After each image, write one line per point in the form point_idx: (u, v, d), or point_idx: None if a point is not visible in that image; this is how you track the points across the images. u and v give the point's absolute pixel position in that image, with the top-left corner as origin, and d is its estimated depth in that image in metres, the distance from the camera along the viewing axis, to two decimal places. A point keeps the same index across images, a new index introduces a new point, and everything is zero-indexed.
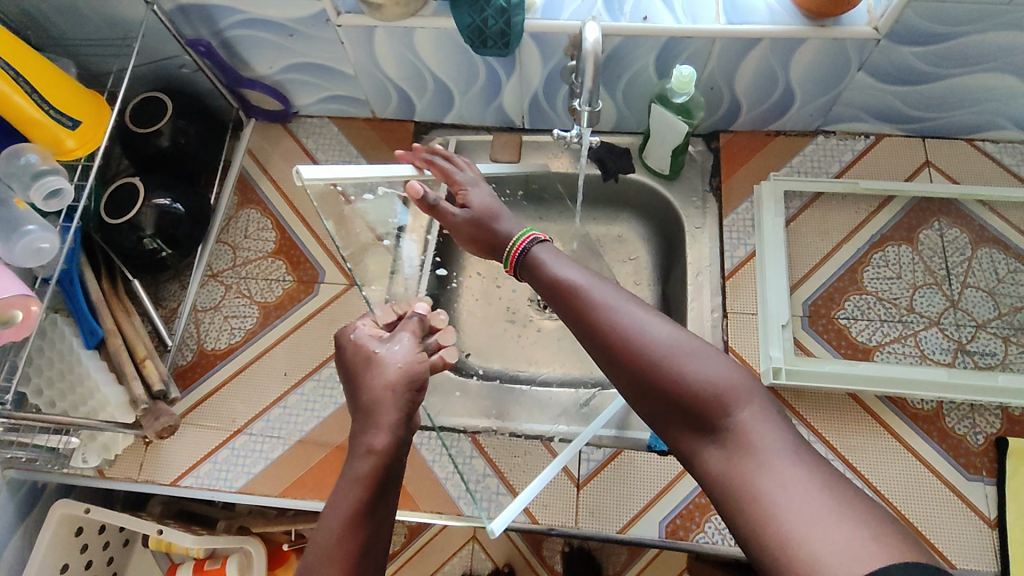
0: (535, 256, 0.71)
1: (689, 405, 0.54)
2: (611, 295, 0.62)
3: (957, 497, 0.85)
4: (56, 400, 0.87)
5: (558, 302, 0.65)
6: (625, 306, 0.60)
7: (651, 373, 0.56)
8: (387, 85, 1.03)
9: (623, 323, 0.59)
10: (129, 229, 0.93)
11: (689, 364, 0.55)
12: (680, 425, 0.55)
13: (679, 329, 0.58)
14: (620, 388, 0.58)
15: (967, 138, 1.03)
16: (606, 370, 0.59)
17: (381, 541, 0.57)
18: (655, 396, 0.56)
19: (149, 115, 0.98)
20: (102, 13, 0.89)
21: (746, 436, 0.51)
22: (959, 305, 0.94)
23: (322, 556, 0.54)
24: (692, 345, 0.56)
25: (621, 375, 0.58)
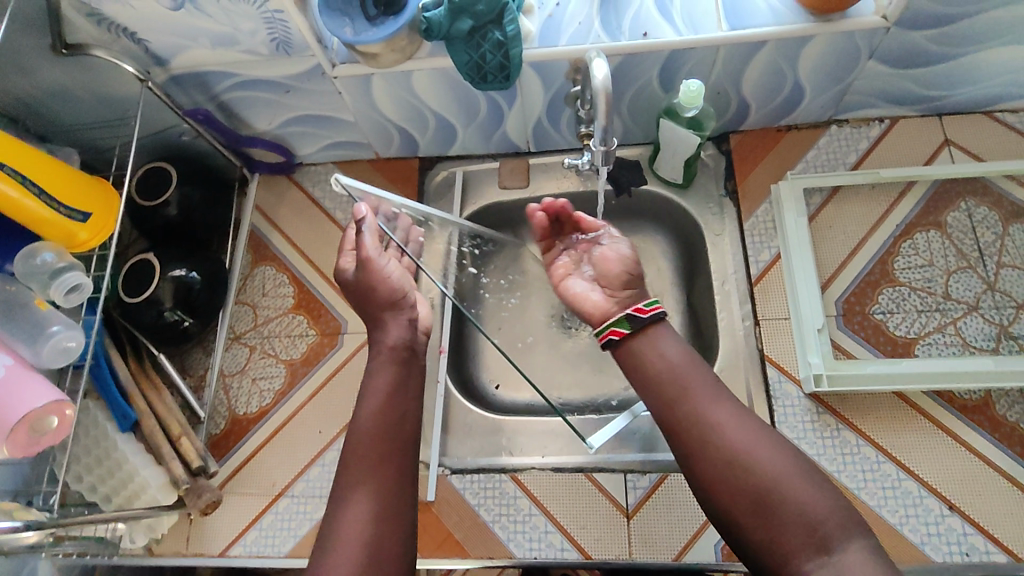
0: (648, 345, 0.74)
1: (806, 528, 0.59)
2: (732, 411, 0.67)
3: (1017, 487, 0.83)
4: (97, 486, 0.87)
5: (677, 405, 0.69)
6: (746, 425, 0.66)
7: (778, 491, 0.61)
8: (388, 126, 1.02)
9: (742, 439, 0.64)
10: (149, 305, 0.92)
11: (808, 490, 0.61)
12: (790, 544, 0.59)
13: (793, 453, 0.64)
14: (731, 502, 0.62)
15: (985, 111, 1.00)
16: (722, 483, 0.63)
17: (413, 424, 0.77)
18: (773, 515, 0.60)
19: (156, 186, 0.97)
20: (99, 93, 0.89)
21: (854, 565, 0.56)
22: (996, 287, 0.92)
23: (368, 434, 0.73)
24: (809, 472, 0.63)
25: (742, 491, 0.62)
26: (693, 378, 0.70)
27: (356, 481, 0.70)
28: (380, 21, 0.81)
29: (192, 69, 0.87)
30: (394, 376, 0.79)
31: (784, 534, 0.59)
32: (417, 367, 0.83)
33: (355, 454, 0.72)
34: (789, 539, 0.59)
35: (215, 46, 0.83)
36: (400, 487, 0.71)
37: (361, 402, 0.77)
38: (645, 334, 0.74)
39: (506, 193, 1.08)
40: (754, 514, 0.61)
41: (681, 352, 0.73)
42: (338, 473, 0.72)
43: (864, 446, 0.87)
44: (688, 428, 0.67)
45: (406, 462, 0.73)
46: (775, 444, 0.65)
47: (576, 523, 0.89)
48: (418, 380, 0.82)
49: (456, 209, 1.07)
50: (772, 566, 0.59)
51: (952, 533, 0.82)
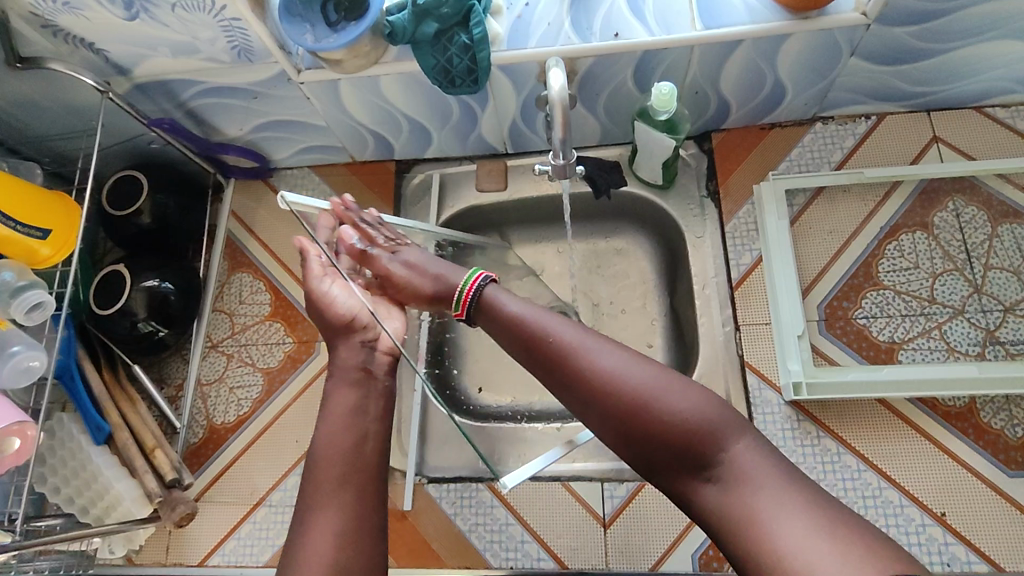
0: (499, 305, 0.69)
1: (681, 441, 0.56)
2: (584, 341, 0.62)
3: (1001, 496, 0.81)
4: (74, 497, 0.86)
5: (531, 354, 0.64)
6: (599, 354, 0.60)
7: (647, 416, 0.57)
8: (361, 130, 1.00)
9: (598, 372, 0.59)
10: (122, 316, 0.91)
11: (677, 402, 0.57)
12: (672, 460, 0.57)
13: (651, 366, 0.60)
14: (609, 436, 0.60)
15: (975, 106, 0.97)
16: (591, 419, 0.61)
17: (377, 444, 0.71)
18: (647, 442, 0.58)
19: (126, 195, 0.96)
20: (63, 103, 0.87)
21: (741, 469, 0.55)
22: (983, 290, 0.89)
23: (334, 457, 0.68)
24: (677, 381, 0.59)
25: (613, 426, 0.59)
26: (539, 318, 0.66)
27: (316, 505, 0.65)
28: (342, 26, 0.79)
29: (156, 77, 0.85)
30: (353, 399, 0.72)
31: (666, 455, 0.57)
32: (380, 389, 0.75)
33: (320, 477, 0.67)
34: (667, 456, 0.57)
35: (176, 54, 0.81)
36: (365, 508, 0.66)
37: (318, 425, 0.71)
38: (485, 310, 0.69)
39: (484, 196, 1.06)
40: (630, 443, 0.59)
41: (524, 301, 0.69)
42: (300, 498, 0.67)
43: (846, 454, 0.85)
44: (546, 371, 0.63)
45: (371, 484, 0.67)
46: (633, 360, 0.60)
47: (553, 532, 0.88)
48: (381, 402, 0.74)
49: (433, 213, 1.05)
50: (667, 483, 0.59)
51: (934, 543, 0.81)
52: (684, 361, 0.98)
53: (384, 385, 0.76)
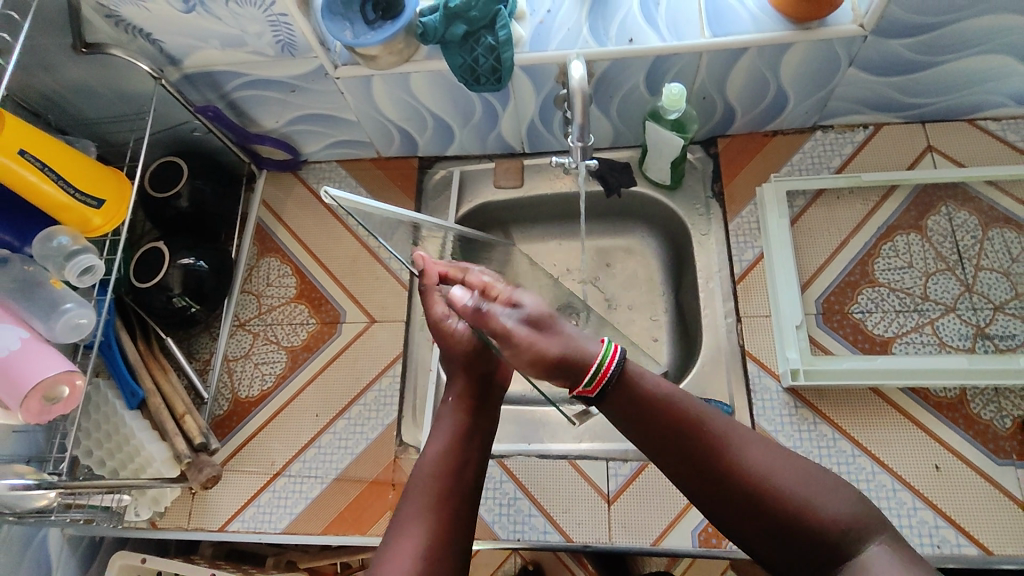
0: (636, 384, 0.62)
1: (837, 550, 0.56)
2: (738, 440, 0.61)
3: (990, 482, 0.85)
4: (106, 460, 0.91)
5: (680, 442, 0.62)
6: (756, 453, 0.60)
7: (799, 518, 0.57)
8: (388, 126, 1.06)
9: (757, 470, 0.59)
10: (158, 290, 0.97)
11: (835, 507, 0.57)
12: (825, 572, 0.56)
13: (809, 473, 0.59)
14: (754, 533, 0.59)
15: (967, 118, 1.03)
16: (742, 515, 0.59)
17: (478, 470, 0.71)
18: (798, 544, 0.57)
19: (168, 179, 1.03)
20: (117, 90, 0.95)
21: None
22: (974, 289, 0.94)
23: (437, 470, 0.68)
24: (830, 485, 0.59)
25: (763, 522, 0.58)
26: (684, 404, 0.62)
27: (412, 517, 0.65)
28: (379, 25, 0.86)
29: (204, 68, 0.92)
30: (465, 424, 0.73)
31: (810, 558, 0.57)
32: (485, 419, 0.75)
33: (419, 488, 0.67)
34: (824, 565, 0.56)
35: (225, 47, 0.88)
36: (455, 532, 0.65)
37: (428, 442, 0.72)
38: (625, 383, 0.62)
39: (501, 192, 1.12)
40: (780, 543, 0.58)
41: (659, 376, 0.64)
42: (399, 507, 0.67)
43: (840, 439, 0.89)
44: (697, 459, 0.61)
45: (466, 509, 0.67)
46: (789, 461, 0.60)
47: (558, 507, 0.92)
48: (489, 431, 0.75)
49: (453, 206, 1.11)
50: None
51: (925, 525, 0.84)
52: (688, 351, 1.02)
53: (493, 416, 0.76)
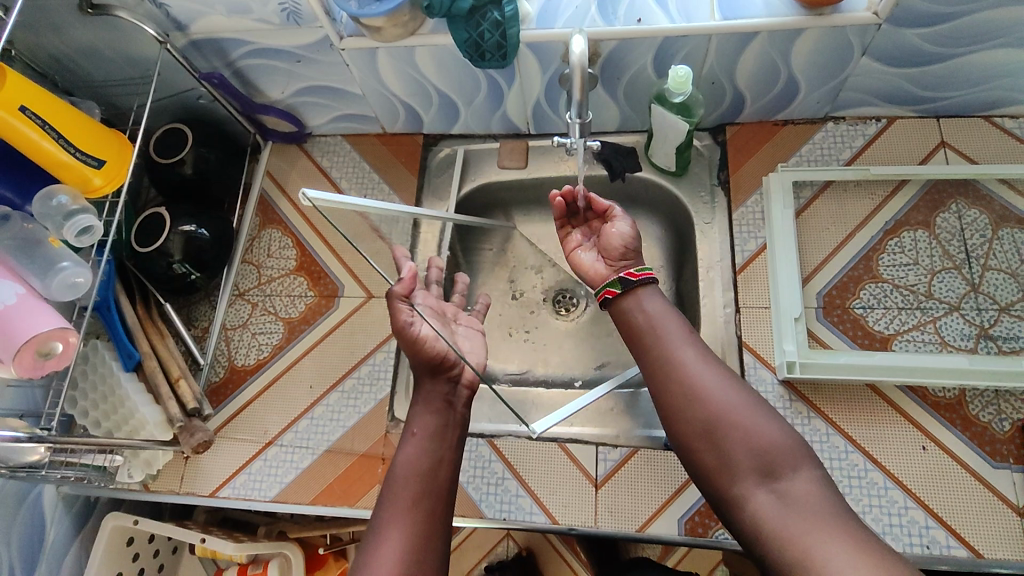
0: (633, 301, 0.78)
1: (755, 453, 0.65)
2: (692, 357, 0.72)
3: (984, 485, 0.84)
4: (101, 421, 0.92)
5: (646, 354, 0.75)
6: (704, 368, 0.71)
7: (731, 423, 0.67)
8: (394, 101, 1.06)
9: (705, 380, 0.70)
10: (159, 256, 0.98)
11: (764, 424, 0.66)
12: (746, 468, 0.64)
13: (745, 394, 0.69)
14: (692, 433, 0.69)
15: (984, 115, 1.00)
16: (686, 416, 0.69)
17: (450, 470, 0.77)
18: (725, 446, 0.66)
19: (172, 145, 1.03)
20: (123, 54, 0.95)
21: (800, 490, 0.62)
22: (980, 289, 0.92)
23: (411, 474, 0.74)
24: (760, 407, 0.68)
25: (702, 423, 0.68)
26: (667, 324, 0.75)
27: (391, 520, 0.70)
28: None
29: (209, 34, 0.92)
30: (435, 424, 0.79)
31: (733, 460, 0.65)
32: (457, 420, 0.82)
33: (396, 492, 0.72)
34: (739, 464, 0.65)
35: (230, 13, 0.88)
36: (432, 531, 0.70)
37: (400, 448, 0.78)
38: (634, 294, 0.78)
39: (505, 172, 1.11)
40: (711, 444, 0.67)
41: (661, 305, 0.77)
42: (376, 511, 0.72)
43: (833, 435, 0.88)
44: (655, 368, 0.73)
45: (439, 504, 0.73)
46: (738, 385, 0.70)
47: (546, 489, 0.92)
48: (457, 432, 0.81)
49: (455, 185, 1.11)
50: (725, 489, 0.66)
51: (915, 525, 0.83)
52: None
53: (460, 419, 0.83)
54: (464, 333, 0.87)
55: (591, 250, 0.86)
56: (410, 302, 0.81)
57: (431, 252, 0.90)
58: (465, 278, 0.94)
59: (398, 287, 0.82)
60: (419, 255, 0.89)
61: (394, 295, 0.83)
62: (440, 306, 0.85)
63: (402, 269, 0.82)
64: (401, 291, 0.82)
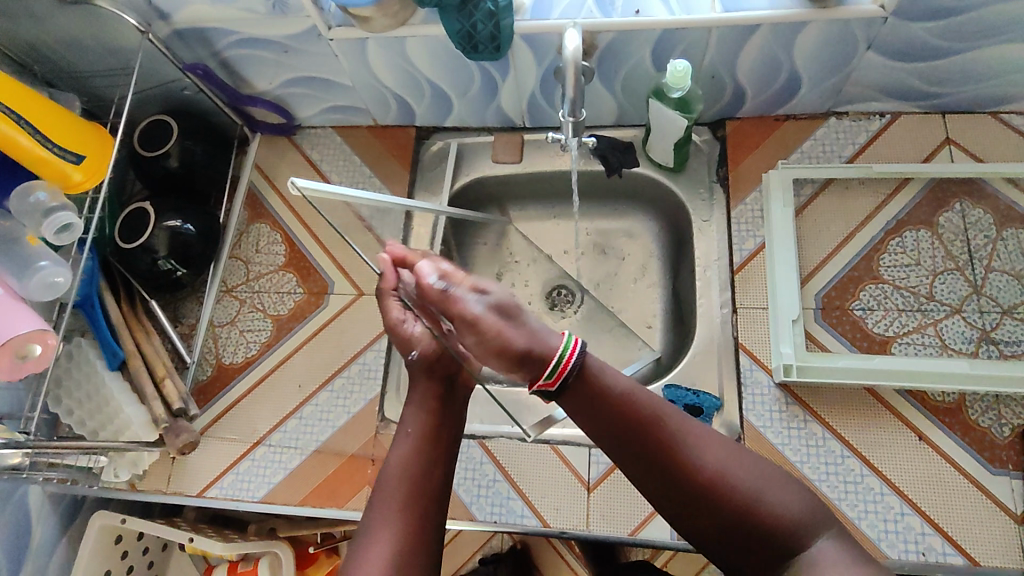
0: (598, 381, 0.61)
1: (780, 544, 0.56)
2: (694, 438, 0.60)
3: (982, 492, 0.82)
4: (86, 420, 0.90)
5: (635, 447, 0.60)
6: (710, 449, 0.59)
7: (758, 516, 0.57)
8: (384, 93, 1.03)
9: (715, 468, 0.58)
10: (143, 252, 0.95)
11: (787, 500, 0.58)
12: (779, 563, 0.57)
13: (759, 467, 0.59)
14: (713, 529, 0.59)
15: (990, 112, 0.98)
16: (702, 512, 0.59)
17: (443, 473, 0.72)
18: (753, 542, 0.57)
19: (156, 137, 1.00)
20: (104, 43, 0.92)
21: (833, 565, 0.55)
22: (982, 291, 0.90)
23: (402, 473, 0.70)
24: (777, 479, 0.59)
25: (724, 520, 0.58)
26: (647, 401, 0.61)
27: (381, 525, 0.66)
28: None
29: (194, 24, 0.89)
30: (430, 423, 0.75)
31: (764, 555, 0.57)
32: (455, 417, 0.77)
33: (386, 494, 0.68)
34: (764, 556, 0.57)
35: (214, 2, 0.85)
36: (421, 537, 0.65)
37: (393, 445, 0.73)
38: (577, 391, 0.61)
39: (499, 167, 1.08)
40: (728, 536, 0.58)
41: (631, 382, 0.62)
42: (367, 512, 0.68)
43: (830, 439, 0.87)
44: (655, 465, 0.60)
45: (433, 506, 0.68)
46: (745, 457, 0.60)
47: (537, 492, 0.91)
48: (453, 432, 0.76)
49: (448, 179, 1.08)
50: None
51: (911, 531, 0.82)
52: (681, 341, 1.00)
53: (457, 419, 0.77)
54: None
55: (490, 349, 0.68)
56: (398, 297, 0.78)
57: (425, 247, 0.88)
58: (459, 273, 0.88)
59: (386, 283, 0.80)
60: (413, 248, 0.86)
61: (386, 290, 0.81)
62: (436, 299, 0.80)
63: (382, 260, 0.78)
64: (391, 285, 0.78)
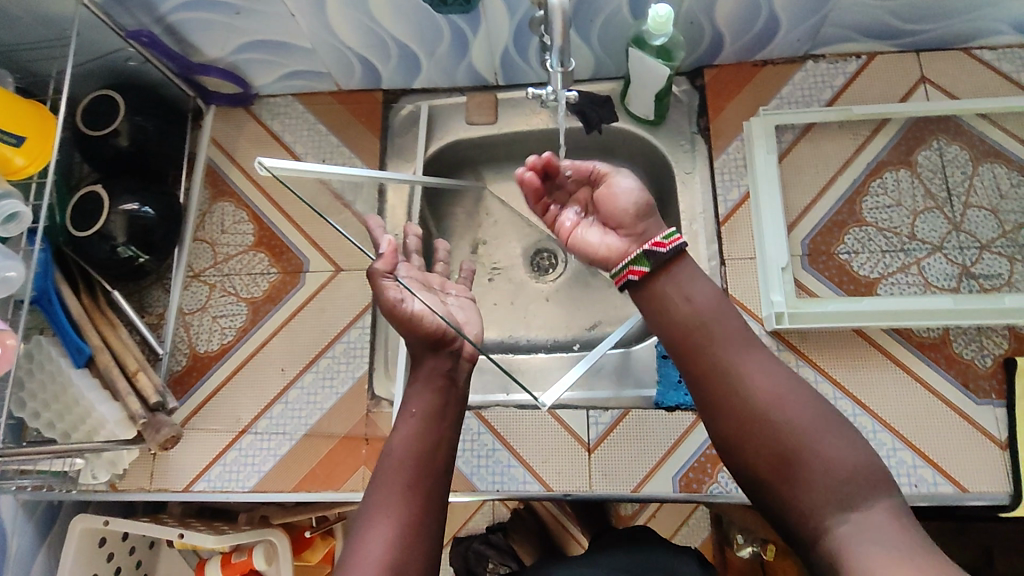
0: (673, 286, 0.64)
1: (827, 480, 0.54)
2: (761, 371, 0.60)
3: (968, 422, 0.85)
4: (56, 422, 0.85)
5: (698, 364, 0.63)
6: (773, 382, 0.60)
7: (807, 448, 0.56)
8: (347, 54, 0.97)
9: (776, 399, 0.59)
10: (100, 239, 0.88)
11: (841, 445, 0.56)
12: (822, 501, 0.54)
13: (817, 411, 0.58)
14: (756, 455, 0.58)
15: (962, 48, 0.98)
16: (751, 436, 0.58)
17: (446, 452, 0.73)
18: (797, 472, 0.56)
19: (103, 114, 0.92)
20: (32, 11, 0.83)
21: (882, 525, 0.52)
22: (962, 227, 0.91)
23: (406, 452, 0.70)
24: (834, 425, 0.57)
25: (770, 446, 0.57)
26: (724, 325, 0.63)
27: (384, 500, 0.66)
28: None
29: None
30: (433, 403, 0.76)
31: (807, 489, 0.55)
32: (456, 399, 0.79)
33: (391, 472, 0.68)
34: (813, 491, 0.55)
35: None
36: (427, 513, 0.66)
37: (396, 426, 0.74)
38: (668, 273, 0.64)
39: (474, 129, 1.04)
40: (783, 474, 0.56)
41: (712, 296, 0.65)
42: (369, 490, 0.68)
43: (822, 382, 0.88)
44: (716, 383, 0.61)
45: (436, 487, 0.69)
46: (803, 394, 0.59)
47: (538, 457, 0.90)
48: (456, 412, 0.78)
49: (422, 145, 1.03)
50: (794, 516, 0.56)
51: (903, 465, 0.84)
52: None
53: (460, 395, 0.80)
54: (456, 305, 0.81)
55: (594, 225, 0.71)
56: (393, 278, 0.73)
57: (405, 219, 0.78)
58: (442, 244, 0.84)
59: (380, 263, 0.74)
60: (392, 221, 0.77)
61: (377, 272, 0.76)
62: (425, 276, 0.77)
63: (380, 243, 0.73)
64: (383, 267, 0.74)
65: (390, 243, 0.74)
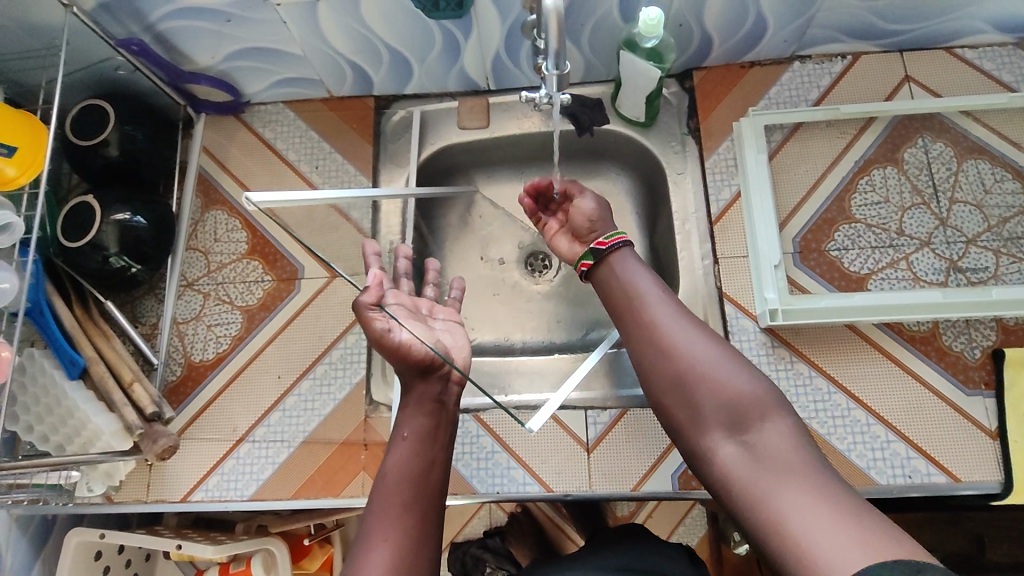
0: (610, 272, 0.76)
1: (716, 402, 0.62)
2: (668, 318, 0.70)
3: (959, 413, 0.87)
4: (50, 435, 0.84)
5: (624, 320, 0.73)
6: (675, 325, 0.69)
7: (698, 376, 0.64)
8: (338, 60, 0.97)
9: (675, 337, 0.68)
10: (92, 250, 0.88)
11: (731, 373, 0.63)
12: (711, 417, 0.62)
13: (714, 346, 0.66)
14: (661, 388, 0.67)
15: (945, 47, 1.00)
16: (659, 371, 0.67)
17: (442, 470, 0.73)
18: (694, 398, 0.64)
19: (93, 124, 0.91)
20: (21, 20, 0.82)
21: (767, 441, 0.59)
22: (948, 222, 0.93)
23: (400, 476, 0.69)
24: (727, 356, 0.65)
25: (670, 377, 0.66)
26: (641, 284, 0.73)
27: (380, 520, 0.65)
28: None
29: None
30: (425, 428, 0.75)
31: (702, 412, 0.63)
32: (447, 421, 0.78)
33: (387, 496, 0.68)
34: (703, 410, 0.63)
35: None
36: (423, 538, 0.65)
37: (388, 453, 0.73)
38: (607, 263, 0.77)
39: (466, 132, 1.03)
40: (682, 400, 0.65)
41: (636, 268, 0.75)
42: (365, 513, 0.68)
43: (817, 377, 0.89)
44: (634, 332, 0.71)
45: (432, 511, 0.68)
46: (701, 333, 0.68)
47: (537, 459, 0.91)
48: (447, 432, 0.78)
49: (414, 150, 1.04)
50: (694, 441, 0.64)
51: (897, 457, 0.86)
52: None
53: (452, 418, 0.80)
54: (446, 329, 0.79)
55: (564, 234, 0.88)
56: (380, 309, 0.74)
57: (396, 238, 0.80)
58: (435, 262, 0.84)
59: (366, 296, 0.75)
60: (384, 240, 0.79)
61: (362, 305, 0.76)
62: (414, 302, 0.78)
63: (368, 275, 0.75)
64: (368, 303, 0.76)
65: (376, 276, 0.75)
